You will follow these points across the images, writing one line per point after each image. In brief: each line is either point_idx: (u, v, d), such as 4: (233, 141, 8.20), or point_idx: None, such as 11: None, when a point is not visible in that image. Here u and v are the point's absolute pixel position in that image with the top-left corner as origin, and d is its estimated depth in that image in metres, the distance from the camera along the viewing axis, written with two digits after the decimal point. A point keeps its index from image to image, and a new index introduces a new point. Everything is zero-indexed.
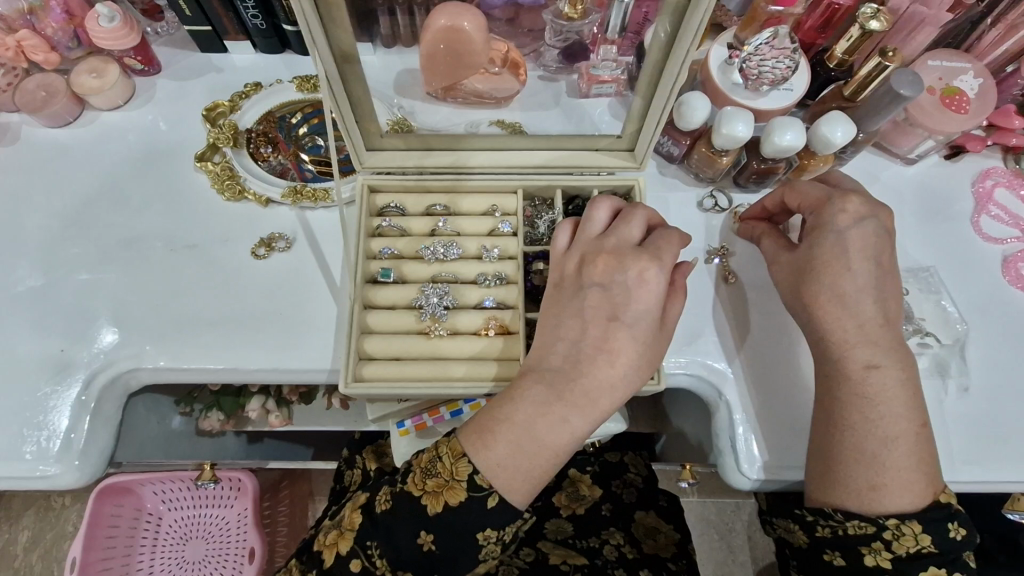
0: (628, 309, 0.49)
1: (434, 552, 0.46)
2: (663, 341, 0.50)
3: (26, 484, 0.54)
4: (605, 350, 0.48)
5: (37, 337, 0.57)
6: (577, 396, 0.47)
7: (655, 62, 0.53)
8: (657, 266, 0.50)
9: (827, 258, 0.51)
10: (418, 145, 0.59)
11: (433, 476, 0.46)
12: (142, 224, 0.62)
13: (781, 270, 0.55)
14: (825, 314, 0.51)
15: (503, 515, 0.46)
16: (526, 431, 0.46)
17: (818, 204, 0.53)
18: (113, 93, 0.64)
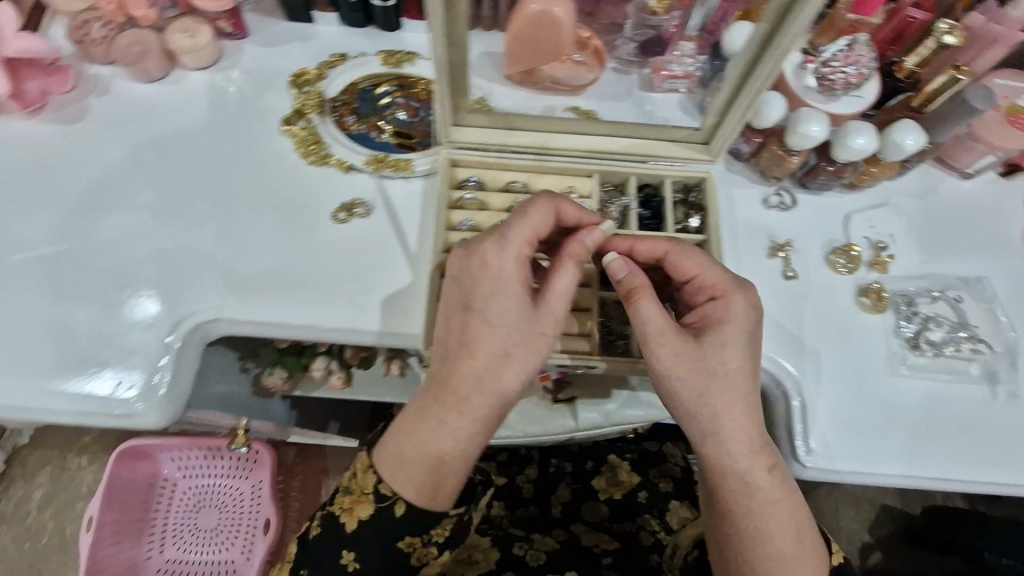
0: (477, 298, 0.50)
1: (361, 568, 0.52)
2: (546, 321, 0.51)
3: (113, 423, 0.56)
4: (463, 338, 0.50)
5: (126, 283, 0.59)
6: (450, 399, 0.50)
7: (749, 56, 0.54)
8: (500, 252, 0.50)
9: (731, 347, 0.50)
10: (501, 123, 0.61)
11: (345, 494, 0.53)
12: (226, 181, 0.63)
13: (670, 344, 0.50)
14: (714, 394, 0.50)
15: (412, 518, 0.51)
16: (406, 440, 0.51)
17: (725, 291, 0.52)
18: (202, 53, 0.66)
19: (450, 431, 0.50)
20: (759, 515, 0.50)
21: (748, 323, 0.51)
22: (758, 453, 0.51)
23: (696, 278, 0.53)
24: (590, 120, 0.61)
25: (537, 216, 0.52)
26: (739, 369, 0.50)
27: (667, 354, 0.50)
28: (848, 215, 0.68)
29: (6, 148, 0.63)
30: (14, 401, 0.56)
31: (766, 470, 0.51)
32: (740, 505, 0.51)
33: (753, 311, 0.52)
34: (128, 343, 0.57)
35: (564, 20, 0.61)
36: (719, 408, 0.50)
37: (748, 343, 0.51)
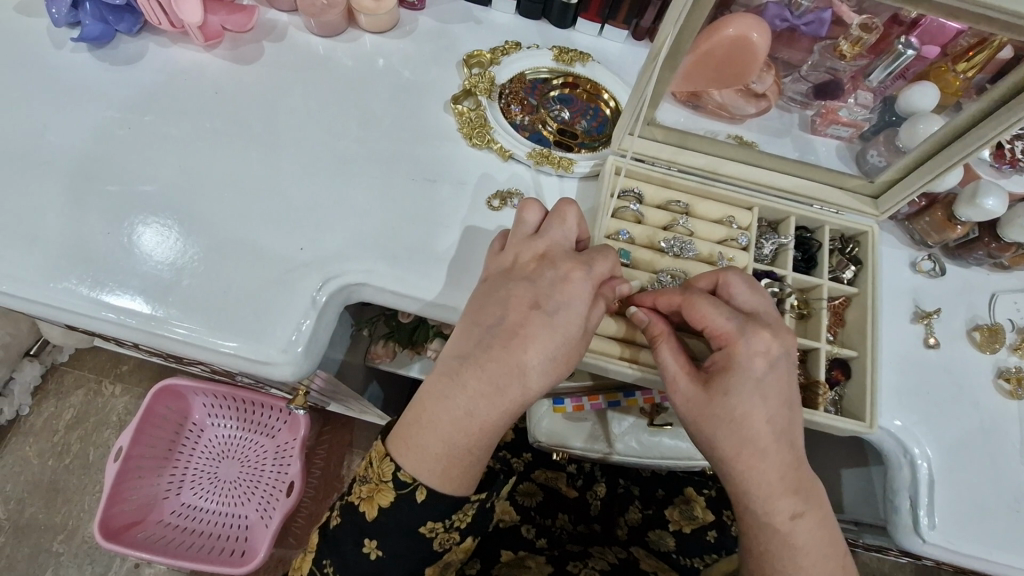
0: (550, 300, 0.49)
1: (383, 557, 0.50)
2: (582, 343, 0.50)
3: (247, 368, 0.56)
4: (519, 335, 0.48)
5: (279, 232, 0.59)
6: (478, 387, 0.48)
7: (956, 125, 0.54)
8: (583, 274, 0.50)
9: (739, 394, 0.47)
10: (675, 140, 0.62)
11: (365, 483, 0.51)
12: (387, 147, 0.63)
13: (682, 395, 0.49)
14: (725, 431, 0.47)
15: (436, 506, 0.49)
16: (427, 424, 0.48)
17: (730, 339, 0.48)
18: (384, 18, 0.66)
19: (478, 421, 0.48)
20: (783, 557, 0.46)
21: (757, 371, 0.47)
22: (781, 495, 0.47)
23: (708, 327, 0.49)
24: (763, 153, 0.61)
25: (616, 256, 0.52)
26: (754, 414, 0.47)
27: (681, 402, 0.49)
28: (994, 294, 0.66)
29: (181, 78, 0.64)
30: (158, 328, 0.56)
31: (786, 517, 0.46)
32: (756, 542, 0.48)
33: (768, 355, 0.47)
34: (276, 291, 0.57)
35: (758, 45, 0.55)
36: (734, 444, 0.47)
37: (759, 390, 0.47)
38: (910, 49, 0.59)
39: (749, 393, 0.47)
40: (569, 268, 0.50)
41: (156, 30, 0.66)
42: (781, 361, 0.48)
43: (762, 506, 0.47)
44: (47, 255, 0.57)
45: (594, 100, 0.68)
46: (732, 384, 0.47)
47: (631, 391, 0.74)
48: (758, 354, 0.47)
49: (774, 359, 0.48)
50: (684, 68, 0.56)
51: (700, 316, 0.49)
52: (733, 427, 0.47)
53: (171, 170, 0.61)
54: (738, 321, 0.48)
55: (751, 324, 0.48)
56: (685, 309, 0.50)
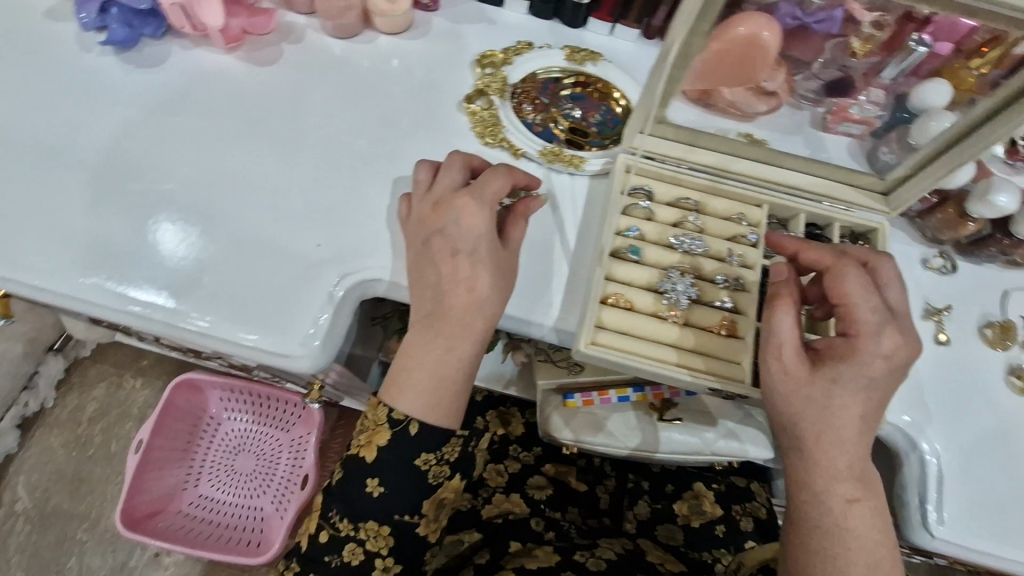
0: (464, 241, 0.55)
1: (386, 493, 0.55)
2: (509, 258, 0.57)
3: (268, 360, 0.58)
4: (461, 279, 0.54)
5: (297, 230, 0.61)
6: (450, 326, 0.54)
7: (971, 118, 0.54)
8: (476, 201, 0.55)
9: (846, 385, 0.48)
10: (685, 138, 0.62)
11: (362, 431, 0.56)
12: (402, 145, 0.65)
13: (784, 367, 0.50)
14: (814, 417, 0.49)
15: (429, 436, 0.55)
16: (410, 368, 0.55)
17: (863, 330, 0.49)
18: (399, 19, 0.67)
19: (455, 356, 0.55)
20: (835, 536, 0.49)
21: (873, 372, 0.49)
22: (842, 479, 0.49)
23: (850, 311, 0.50)
24: (773, 150, 0.62)
25: (497, 171, 0.57)
26: (849, 407, 0.49)
27: (780, 373, 0.50)
28: (1006, 291, 0.66)
29: (204, 80, 0.66)
30: (186, 323, 0.58)
31: (845, 500, 0.49)
32: (809, 517, 0.50)
33: (889, 359, 0.49)
34: (298, 286, 0.59)
35: (769, 45, 0.55)
36: (814, 422, 0.49)
37: (867, 386, 0.49)
38: (924, 46, 0.59)
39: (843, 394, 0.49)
40: (463, 203, 0.55)
41: (178, 33, 0.68)
42: (897, 370, 0.50)
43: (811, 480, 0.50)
44: (77, 251, 0.59)
45: (606, 98, 0.68)
46: (845, 377, 0.49)
47: (641, 385, 0.74)
48: (879, 351, 0.49)
49: (895, 365, 0.49)
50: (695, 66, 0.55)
51: (839, 292, 0.51)
52: (824, 414, 0.49)
53: (191, 169, 0.63)
54: (880, 317, 0.50)
55: (888, 323, 0.50)
56: (832, 276, 0.52)
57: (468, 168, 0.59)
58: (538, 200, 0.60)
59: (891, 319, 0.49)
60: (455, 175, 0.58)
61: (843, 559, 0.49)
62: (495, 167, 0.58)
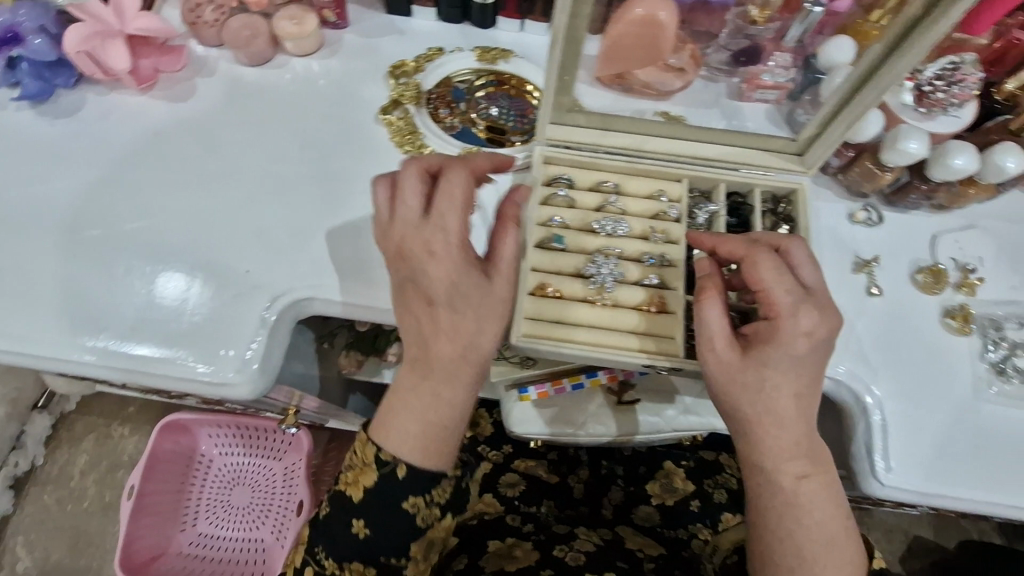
0: (435, 287, 0.50)
1: (372, 535, 0.52)
2: (499, 287, 0.52)
3: (212, 392, 0.59)
4: (437, 329, 0.51)
5: (228, 260, 0.62)
6: (438, 374, 0.51)
7: (857, 76, 0.56)
8: (443, 239, 0.49)
9: (776, 366, 0.48)
10: (598, 123, 0.63)
11: (349, 468, 0.53)
12: (324, 164, 0.66)
13: (716, 359, 0.50)
14: (748, 402, 0.49)
15: (418, 480, 0.52)
16: (399, 410, 0.52)
17: (778, 312, 0.49)
18: (308, 40, 0.68)
19: (445, 401, 0.51)
20: (788, 514, 0.49)
21: (797, 349, 0.48)
22: (786, 458, 0.49)
23: (765, 293, 0.50)
24: (690, 126, 0.63)
25: (460, 198, 0.50)
26: (782, 388, 0.48)
27: (714, 365, 0.50)
28: (935, 235, 0.67)
29: (123, 124, 0.67)
30: (126, 362, 0.59)
31: (795, 478, 0.49)
32: (762, 498, 0.50)
33: (811, 336, 0.48)
34: (232, 314, 0.60)
35: (667, 24, 0.57)
36: (746, 405, 0.49)
37: (795, 366, 0.48)
38: (819, 6, 0.59)
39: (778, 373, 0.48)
40: (428, 243, 0.50)
41: (94, 80, 0.68)
42: (824, 345, 0.49)
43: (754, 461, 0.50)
44: (16, 307, 0.60)
45: (522, 93, 0.69)
46: (769, 359, 0.48)
47: (594, 371, 0.74)
48: (800, 331, 0.48)
49: (818, 341, 0.48)
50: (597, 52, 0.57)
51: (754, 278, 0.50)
52: (759, 398, 0.49)
53: (118, 212, 0.63)
54: (794, 297, 0.49)
55: (805, 302, 0.49)
56: (746, 266, 0.51)
57: (470, 183, 0.51)
58: (524, 192, 0.53)
59: (806, 298, 0.49)
60: (415, 199, 0.50)
61: (796, 538, 0.48)
62: (453, 183, 0.50)
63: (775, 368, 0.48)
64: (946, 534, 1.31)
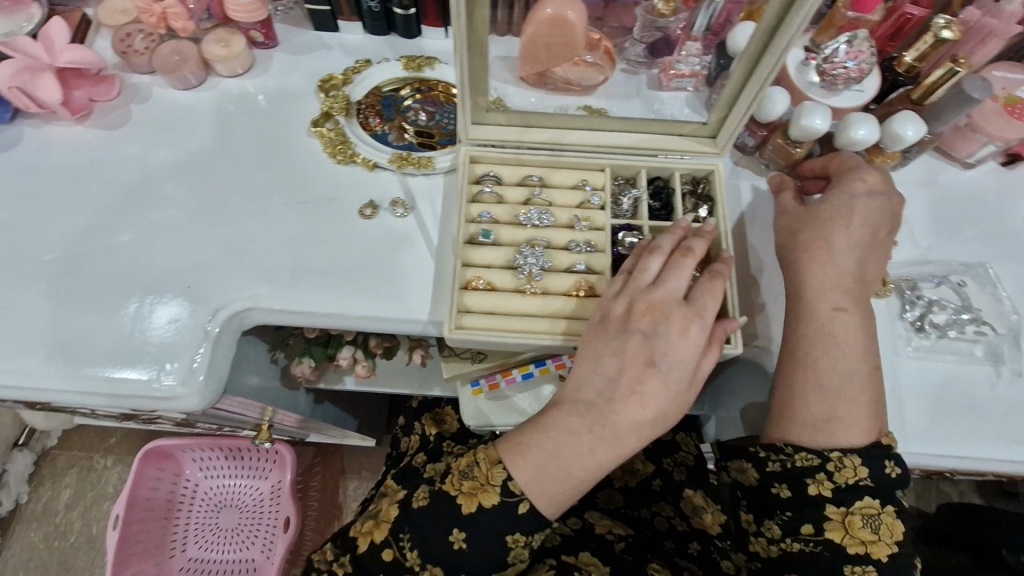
0: (665, 357, 0.54)
1: (465, 549, 0.54)
2: (693, 387, 0.55)
3: (163, 406, 0.60)
4: (638, 391, 0.53)
5: (173, 277, 0.64)
6: (607, 431, 0.54)
7: (752, 53, 0.58)
8: (698, 324, 0.54)
9: (843, 219, 0.59)
10: (517, 121, 0.65)
11: (468, 479, 0.55)
12: (261, 178, 0.68)
13: (787, 220, 0.63)
14: (814, 254, 0.59)
15: (533, 520, 0.55)
16: (533, 441, 0.54)
17: (848, 169, 0.61)
18: (237, 61, 0.70)
19: (597, 459, 0.54)
20: (818, 341, 0.57)
21: (872, 214, 0.59)
22: (827, 289, 0.58)
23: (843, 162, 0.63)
24: (612, 118, 0.65)
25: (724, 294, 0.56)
26: (846, 243, 0.58)
27: (783, 227, 0.63)
28: None
29: (62, 155, 0.68)
30: (75, 384, 0.60)
31: (831, 309, 0.57)
32: (799, 329, 0.58)
33: (866, 193, 0.59)
34: (174, 331, 0.61)
35: (577, 23, 0.60)
36: (805, 245, 0.60)
37: (848, 205, 0.59)
38: None
39: (858, 223, 0.58)
40: (685, 325, 0.54)
41: (29, 114, 0.70)
42: (880, 199, 0.59)
43: (807, 304, 0.58)
44: None
45: (449, 98, 0.72)
46: (826, 203, 0.60)
47: (542, 359, 0.77)
48: (862, 183, 0.60)
49: (874, 194, 0.59)
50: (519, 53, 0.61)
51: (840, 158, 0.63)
52: (826, 239, 0.59)
53: (62, 240, 0.65)
54: (855, 166, 0.62)
55: (870, 169, 0.61)
56: (832, 161, 0.63)
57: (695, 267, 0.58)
58: (735, 320, 0.56)
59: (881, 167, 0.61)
60: (680, 280, 0.56)
61: (816, 365, 0.57)
62: (682, 265, 0.57)
63: (881, 234, 0.59)
64: (925, 497, 1.34)
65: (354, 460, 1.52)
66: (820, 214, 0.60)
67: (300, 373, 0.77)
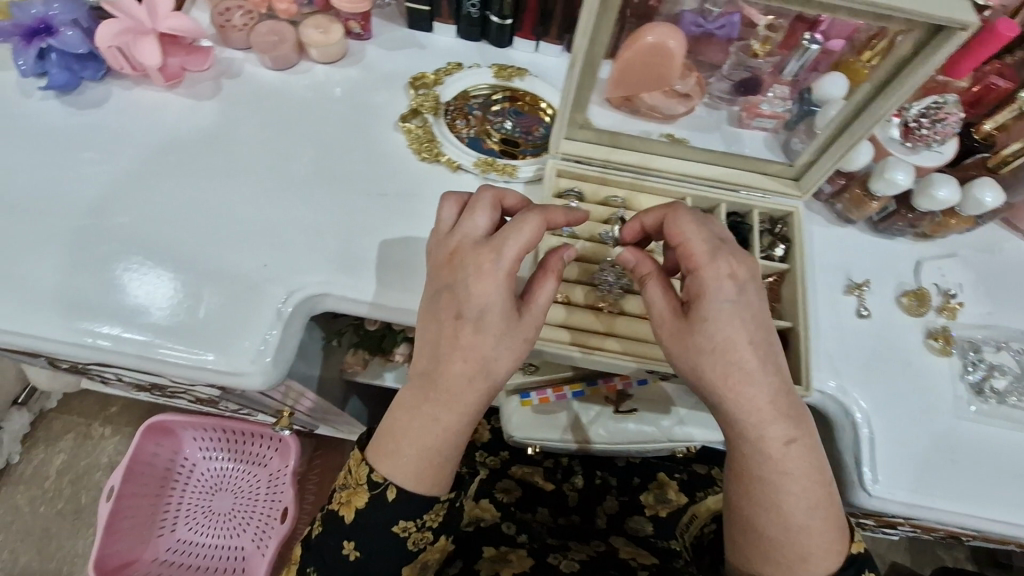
0: (470, 303, 0.54)
1: (361, 555, 0.59)
2: (529, 325, 0.55)
3: (225, 382, 0.60)
4: (456, 346, 0.54)
5: (247, 253, 0.63)
6: (439, 395, 0.55)
7: (856, 104, 0.59)
8: (494, 260, 0.53)
9: (716, 317, 0.52)
10: (606, 140, 0.66)
11: (343, 489, 0.60)
12: (342, 165, 0.68)
13: (665, 326, 0.54)
14: (760, 390, 0.53)
15: (404, 503, 0.58)
16: (400, 433, 0.57)
17: (698, 262, 0.53)
18: (333, 48, 0.71)
19: (441, 424, 0.56)
20: (775, 484, 0.54)
21: (732, 302, 0.52)
22: (771, 420, 0.53)
23: (683, 247, 0.54)
24: (691, 148, 0.67)
25: (529, 231, 0.53)
26: (732, 338, 0.52)
27: (665, 335, 0.54)
28: (919, 261, 0.71)
29: (143, 119, 0.68)
30: (137, 350, 0.59)
31: (783, 442, 0.54)
32: (756, 471, 0.55)
33: (733, 277, 0.53)
34: (243, 308, 0.61)
35: (676, 52, 0.60)
36: (718, 372, 0.53)
37: (734, 312, 0.52)
38: (815, 44, 0.60)
39: (747, 347, 0.52)
40: (478, 262, 0.54)
41: (119, 74, 0.70)
42: (747, 285, 0.53)
43: (756, 444, 0.54)
44: (23, 295, 0.60)
45: (536, 110, 0.73)
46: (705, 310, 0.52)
47: (595, 380, 0.78)
48: (729, 279, 0.52)
49: (742, 281, 0.53)
50: (610, 77, 0.61)
51: (676, 236, 0.55)
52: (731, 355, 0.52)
53: (133, 204, 0.65)
54: (711, 244, 0.53)
55: (720, 250, 0.53)
56: (669, 223, 0.55)
57: (495, 213, 0.58)
58: (571, 248, 0.57)
59: (721, 244, 0.53)
60: (481, 220, 0.56)
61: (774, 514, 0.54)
62: (517, 221, 0.54)
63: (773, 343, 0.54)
64: (920, 560, 1.34)
65: (355, 457, 1.50)
66: (714, 321, 0.52)
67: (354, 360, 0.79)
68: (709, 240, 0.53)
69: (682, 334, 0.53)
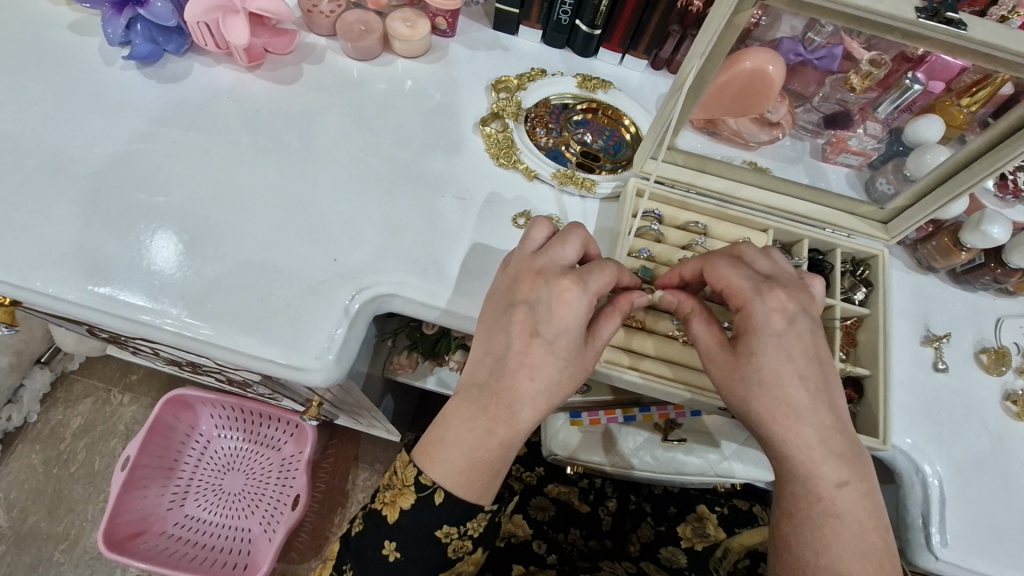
0: (549, 326, 0.51)
1: (400, 559, 0.56)
2: (589, 356, 0.53)
3: (284, 374, 0.58)
4: (527, 365, 0.51)
5: (315, 248, 0.61)
6: (500, 409, 0.52)
7: (970, 151, 0.56)
8: (578, 290, 0.51)
9: (765, 352, 0.49)
10: (693, 164, 0.65)
11: (389, 489, 0.56)
12: (417, 162, 0.66)
13: (716, 362, 0.52)
14: (804, 414, 0.49)
15: (451, 509, 0.54)
16: (449, 441, 0.53)
17: (746, 300, 0.51)
18: (419, 43, 0.69)
19: (498, 440, 0.52)
20: (853, 533, 0.48)
21: (783, 333, 0.50)
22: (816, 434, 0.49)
23: (727, 287, 0.52)
24: (777, 178, 0.64)
25: (610, 272, 0.52)
26: (785, 372, 0.49)
27: (714, 369, 0.52)
28: (1000, 318, 0.69)
29: (219, 97, 0.67)
30: (196, 330, 0.57)
31: (832, 484, 0.48)
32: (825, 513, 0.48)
33: (784, 312, 0.50)
34: (309, 300, 0.59)
35: (775, 77, 0.56)
36: (767, 406, 0.49)
37: (782, 345, 0.49)
38: (918, 84, 0.58)
39: (800, 364, 0.50)
40: (562, 286, 0.51)
41: (200, 50, 0.69)
42: (799, 318, 0.50)
43: (803, 449, 0.49)
44: (86, 262, 0.59)
45: (617, 126, 0.71)
46: (755, 348, 0.50)
47: (648, 406, 0.79)
48: (773, 310, 0.50)
49: (793, 315, 0.50)
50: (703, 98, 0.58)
51: (720, 277, 0.53)
52: (775, 384, 0.49)
53: (205, 181, 0.63)
54: (754, 281, 0.51)
55: (767, 285, 0.51)
56: (707, 270, 0.54)
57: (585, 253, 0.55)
58: (641, 291, 0.55)
59: (766, 280, 0.51)
60: (567, 251, 0.54)
61: (822, 537, 0.47)
62: (605, 265, 0.53)
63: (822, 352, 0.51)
64: None
65: (370, 450, 1.48)
66: (766, 356, 0.49)
67: (405, 362, 0.80)
68: (750, 277, 0.52)
69: (733, 367, 0.51)
